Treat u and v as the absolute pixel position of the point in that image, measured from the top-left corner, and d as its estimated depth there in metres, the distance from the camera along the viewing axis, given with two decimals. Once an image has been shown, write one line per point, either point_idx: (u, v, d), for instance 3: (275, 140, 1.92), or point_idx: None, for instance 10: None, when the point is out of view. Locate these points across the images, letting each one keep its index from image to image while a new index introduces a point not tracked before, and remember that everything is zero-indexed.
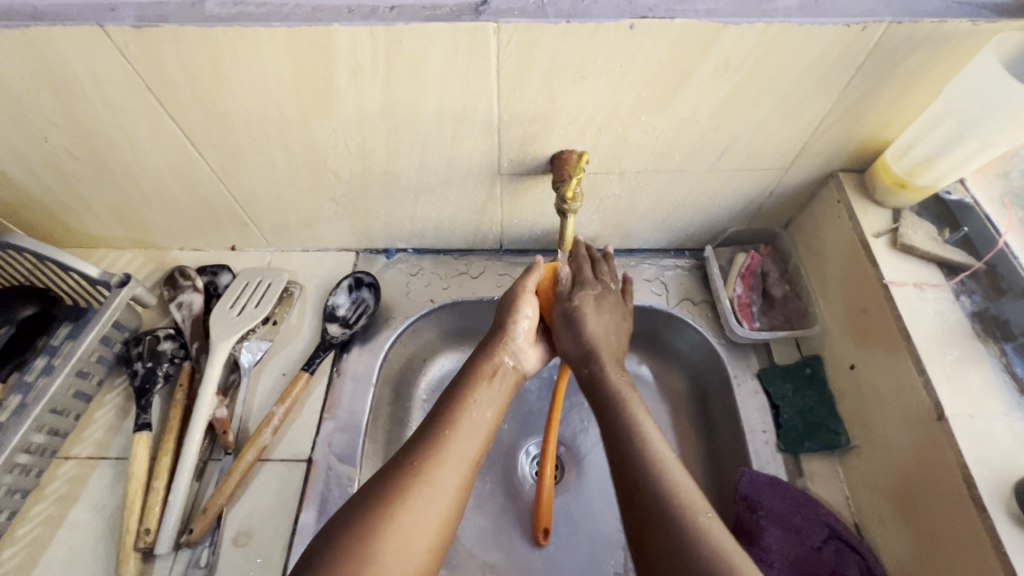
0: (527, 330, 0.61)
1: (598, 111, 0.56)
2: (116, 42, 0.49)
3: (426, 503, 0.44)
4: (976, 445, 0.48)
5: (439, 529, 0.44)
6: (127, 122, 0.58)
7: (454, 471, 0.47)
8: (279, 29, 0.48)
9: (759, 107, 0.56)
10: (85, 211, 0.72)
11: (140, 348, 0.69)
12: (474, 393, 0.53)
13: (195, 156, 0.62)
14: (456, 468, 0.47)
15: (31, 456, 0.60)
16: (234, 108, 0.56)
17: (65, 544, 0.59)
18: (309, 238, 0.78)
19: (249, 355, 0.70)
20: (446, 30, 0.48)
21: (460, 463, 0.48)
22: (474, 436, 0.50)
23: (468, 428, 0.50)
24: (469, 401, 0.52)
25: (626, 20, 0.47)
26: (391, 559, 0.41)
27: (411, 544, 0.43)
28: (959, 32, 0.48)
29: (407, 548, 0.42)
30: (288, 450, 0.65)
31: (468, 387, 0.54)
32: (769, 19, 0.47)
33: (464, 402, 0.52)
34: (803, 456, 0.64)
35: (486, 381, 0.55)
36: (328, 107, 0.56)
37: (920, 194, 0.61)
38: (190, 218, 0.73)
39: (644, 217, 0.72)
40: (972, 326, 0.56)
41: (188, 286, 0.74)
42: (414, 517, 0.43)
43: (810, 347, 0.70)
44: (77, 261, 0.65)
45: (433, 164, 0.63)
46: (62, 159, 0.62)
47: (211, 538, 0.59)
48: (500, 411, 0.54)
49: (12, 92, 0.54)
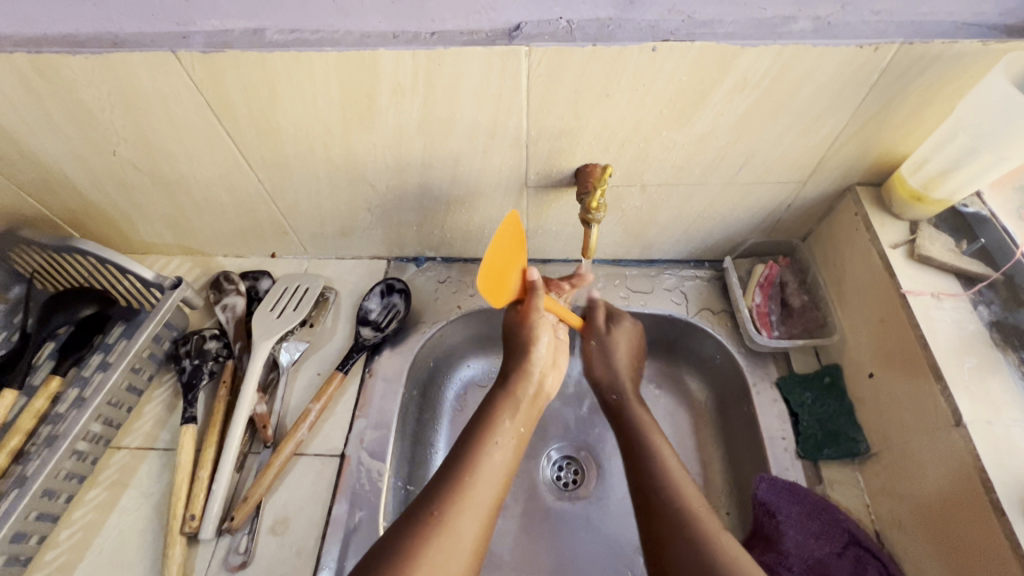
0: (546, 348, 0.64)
1: (621, 127, 0.59)
2: (184, 65, 0.54)
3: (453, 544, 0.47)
4: (994, 450, 0.49)
5: (482, 533, 0.49)
6: (187, 138, 0.63)
7: (495, 483, 0.53)
8: (330, 53, 0.52)
9: (776, 124, 0.58)
10: (141, 219, 0.77)
11: (188, 346, 0.74)
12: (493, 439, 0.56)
13: (245, 169, 0.68)
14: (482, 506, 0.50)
15: (89, 443, 0.65)
16: (285, 125, 0.61)
17: (115, 529, 0.63)
18: (345, 246, 0.82)
19: (288, 355, 0.74)
20: (481, 53, 0.52)
21: (480, 508, 0.50)
22: (505, 466, 0.54)
23: (483, 482, 0.52)
24: (487, 450, 0.54)
25: (648, 43, 0.50)
26: None
27: (461, 546, 0.47)
28: (970, 52, 0.50)
29: (457, 554, 0.47)
30: (322, 446, 0.68)
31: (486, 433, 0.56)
32: (785, 41, 0.50)
33: (480, 450, 0.54)
34: (823, 464, 0.65)
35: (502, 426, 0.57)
36: (370, 123, 0.60)
37: (936, 207, 0.62)
38: (237, 226, 0.78)
39: (664, 228, 0.75)
40: (990, 336, 0.56)
41: (232, 290, 0.79)
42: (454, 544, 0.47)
43: (828, 357, 0.72)
44: (134, 265, 0.71)
45: (464, 177, 0.67)
46: (126, 171, 0.68)
47: (249, 526, 0.62)
48: (507, 467, 0.55)
49: (89, 110, 0.60)
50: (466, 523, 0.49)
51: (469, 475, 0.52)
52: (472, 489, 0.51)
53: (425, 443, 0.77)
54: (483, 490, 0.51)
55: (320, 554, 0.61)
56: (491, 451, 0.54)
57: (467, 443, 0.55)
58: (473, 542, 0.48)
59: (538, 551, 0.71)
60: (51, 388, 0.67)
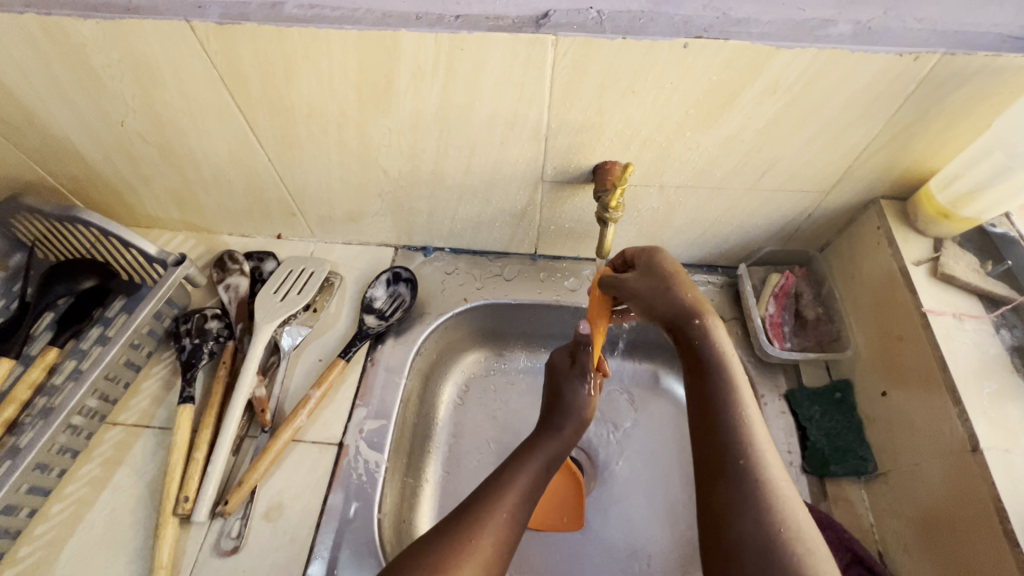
0: (572, 426, 0.63)
1: (645, 125, 0.57)
2: (198, 36, 0.53)
3: (473, 558, 0.48)
4: (1011, 479, 0.48)
5: None
6: (197, 112, 0.61)
7: (501, 531, 0.50)
8: (350, 32, 0.51)
9: (804, 131, 0.57)
10: (147, 192, 0.76)
11: (188, 325, 0.72)
12: (511, 487, 0.54)
13: (256, 146, 0.66)
14: (497, 536, 0.50)
15: (83, 418, 0.64)
16: (298, 103, 0.59)
17: (107, 506, 0.63)
18: (353, 231, 0.81)
19: (289, 339, 0.74)
20: (507, 40, 0.50)
21: (496, 533, 0.50)
22: (516, 521, 0.52)
23: (497, 521, 0.50)
24: (502, 495, 0.53)
25: (680, 39, 0.48)
26: None
27: (482, 568, 0.48)
28: (1014, 66, 0.48)
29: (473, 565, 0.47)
30: (320, 433, 0.67)
31: (507, 482, 0.54)
32: (822, 45, 0.48)
33: (499, 494, 0.53)
34: (828, 480, 0.64)
35: (524, 478, 0.55)
36: (386, 107, 0.58)
37: (962, 225, 0.61)
38: (244, 205, 0.77)
39: (679, 231, 0.73)
40: (1011, 361, 0.55)
41: (236, 270, 0.78)
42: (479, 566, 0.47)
43: (840, 372, 0.70)
44: (138, 239, 0.70)
45: (478, 167, 0.66)
46: (134, 142, 0.67)
47: (243, 511, 0.61)
48: (520, 519, 0.52)
49: (98, 77, 0.58)
50: (480, 553, 0.48)
51: (479, 519, 0.50)
52: (490, 525, 0.50)
53: (425, 435, 0.76)
54: (499, 525, 0.50)
55: (313, 544, 0.60)
56: (507, 497, 0.53)
57: (483, 490, 0.54)
58: (501, 550, 0.49)
59: (533, 551, 0.70)
60: (49, 358, 0.66)
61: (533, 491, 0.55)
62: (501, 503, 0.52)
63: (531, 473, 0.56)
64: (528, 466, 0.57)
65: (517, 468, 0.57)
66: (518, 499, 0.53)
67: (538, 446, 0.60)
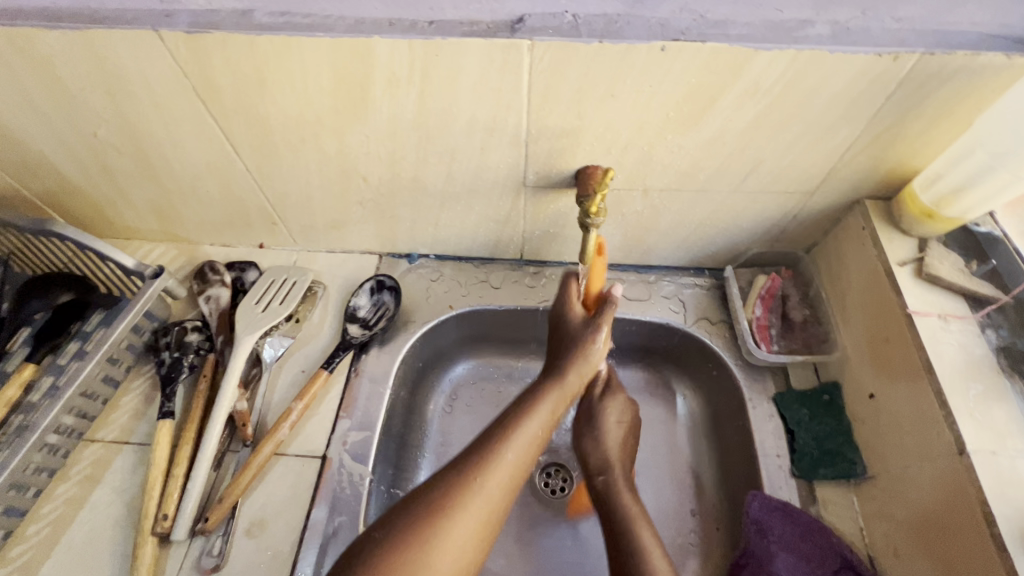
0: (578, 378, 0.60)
1: (625, 129, 0.57)
2: (167, 44, 0.51)
3: (474, 504, 0.48)
4: (997, 482, 0.47)
5: (481, 535, 0.48)
6: (170, 121, 0.60)
7: (505, 476, 0.50)
8: (323, 39, 0.50)
9: (786, 133, 0.56)
10: (125, 204, 0.75)
11: (168, 338, 0.71)
12: (518, 431, 0.54)
13: (234, 156, 0.65)
14: (505, 476, 0.50)
15: (60, 436, 0.62)
16: (273, 113, 0.58)
17: (86, 525, 0.61)
18: (336, 239, 0.80)
19: (271, 350, 0.72)
20: (482, 46, 0.49)
21: (505, 475, 0.51)
22: (522, 465, 0.52)
23: (501, 468, 0.50)
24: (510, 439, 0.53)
25: (657, 41, 0.48)
26: (455, 532, 0.46)
27: (484, 510, 0.48)
28: (994, 65, 0.48)
29: (474, 511, 0.48)
30: (303, 446, 0.66)
31: (515, 426, 0.54)
32: (801, 46, 0.47)
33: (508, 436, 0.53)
34: (817, 484, 0.63)
35: (530, 422, 0.55)
36: (362, 115, 0.57)
37: (947, 225, 0.60)
38: (224, 216, 0.76)
39: (665, 234, 0.73)
40: (997, 361, 0.55)
41: (217, 281, 0.77)
42: (480, 512, 0.48)
43: (828, 373, 0.70)
44: (115, 252, 0.68)
45: (460, 173, 0.65)
46: (108, 154, 0.65)
47: (224, 528, 0.60)
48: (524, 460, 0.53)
49: (68, 88, 0.57)
50: (485, 493, 0.49)
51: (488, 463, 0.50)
52: (501, 465, 0.51)
53: (412, 445, 0.75)
54: (507, 466, 0.51)
55: (296, 560, 0.59)
56: (514, 441, 0.53)
57: (489, 434, 0.53)
58: (503, 494, 0.50)
59: (522, 561, 0.69)
60: (24, 375, 0.65)
61: (539, 439, 0.55)
62: (510, 446, 0.52)
63: (542, 419, 0.56)
64: (534, 418, 0.55)
65: (527, 417, 0.55)
66: (525, 445, 0.53)
67: (546, 393, 0.58)
